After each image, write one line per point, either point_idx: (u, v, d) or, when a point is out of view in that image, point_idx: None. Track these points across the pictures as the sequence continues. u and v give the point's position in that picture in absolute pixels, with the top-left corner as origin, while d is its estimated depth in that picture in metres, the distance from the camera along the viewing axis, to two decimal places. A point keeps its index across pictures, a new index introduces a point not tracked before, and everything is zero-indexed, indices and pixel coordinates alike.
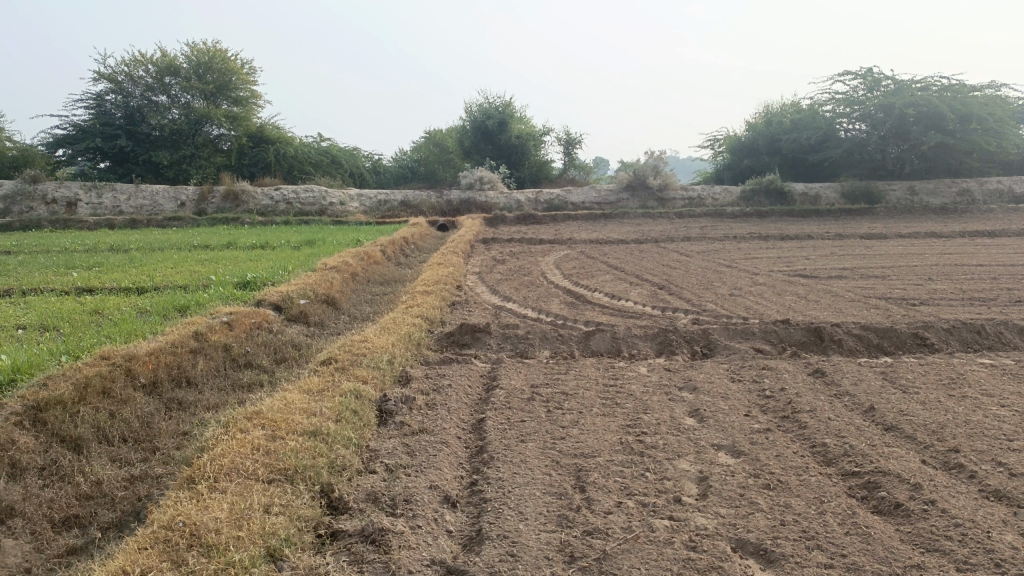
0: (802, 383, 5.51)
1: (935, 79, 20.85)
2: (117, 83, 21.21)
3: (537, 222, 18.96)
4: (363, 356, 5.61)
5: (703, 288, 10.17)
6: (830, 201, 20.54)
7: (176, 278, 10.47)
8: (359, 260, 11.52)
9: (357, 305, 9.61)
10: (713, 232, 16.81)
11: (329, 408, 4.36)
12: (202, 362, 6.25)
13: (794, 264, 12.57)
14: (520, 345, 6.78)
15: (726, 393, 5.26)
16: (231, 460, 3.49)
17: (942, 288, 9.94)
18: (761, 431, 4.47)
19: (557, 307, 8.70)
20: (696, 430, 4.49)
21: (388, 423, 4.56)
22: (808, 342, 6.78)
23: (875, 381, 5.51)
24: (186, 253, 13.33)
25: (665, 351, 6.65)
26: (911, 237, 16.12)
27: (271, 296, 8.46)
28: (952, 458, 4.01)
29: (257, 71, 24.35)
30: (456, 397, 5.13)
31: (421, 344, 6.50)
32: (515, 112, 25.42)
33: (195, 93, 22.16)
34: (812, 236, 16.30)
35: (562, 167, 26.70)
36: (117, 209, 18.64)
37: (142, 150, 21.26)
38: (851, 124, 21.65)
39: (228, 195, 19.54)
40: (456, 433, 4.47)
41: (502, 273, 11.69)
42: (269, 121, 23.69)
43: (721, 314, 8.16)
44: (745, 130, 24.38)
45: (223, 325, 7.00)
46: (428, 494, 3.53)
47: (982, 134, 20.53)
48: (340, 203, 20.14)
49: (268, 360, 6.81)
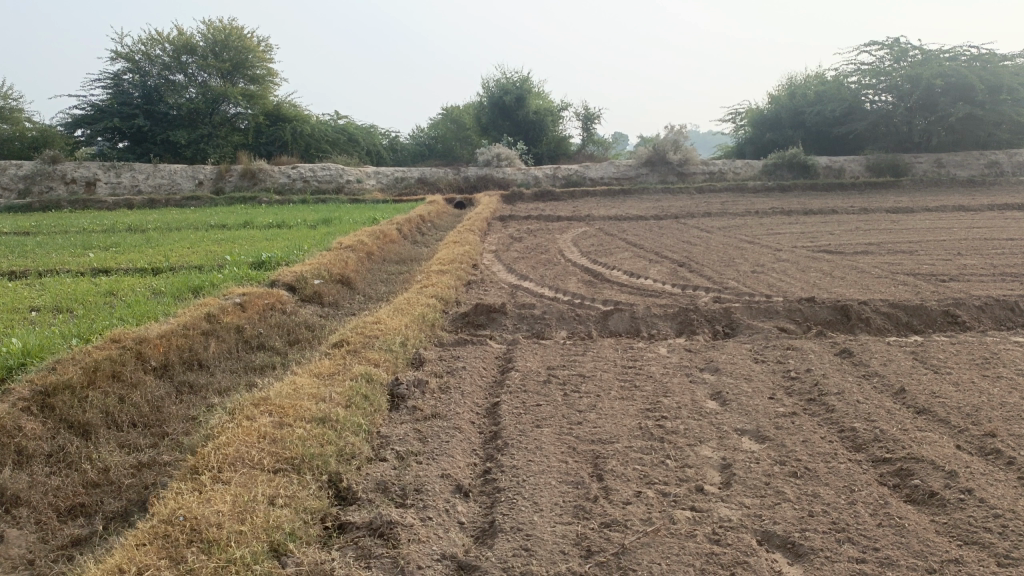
0: (828, 363, 5.32)
1: (965, 49, 20.25)
2: (134, 62, 21.16)
3: (555, 198, 18.75)
4: (375, 338, 5.49)
5: (725, 265, 9.95)
6: (854, 173, 20.12)
7: (192, 258, 10.41)
8: (375, 239, 11.40)
9: (372, 285, 9.50)
10: (734, 207, 16.50)
11: (338, 394, 4.24)
12: (214, 344, 6.18)
13: (818, 240, 12.29)
14: (537, 325, 6.63)
15: (749, 374, 5.08)
16: (237, 449, 3.39)
17: (972, 264, 9.64)
18: (786, 416, 4.29)
19: (575, 286, 8.53)
20: (718, 414, 4.33)
21: (400, 408, 4.44)
22: (834, 321, 6.57)
23: (905, 361, 5.31)
24: (203, 233, 13.29)
25: (685, 331, 6.47)
26: (939, 210, 15.73)
27: (285, 276, 8.37)
28: (989, 443, 3.81)
29: (273, 48, 24.17)
30: (470, 380, 5.00)
31: (435, 325, 6.37)
32: (533, 88, 25.08)
33: (212, 72, 22.06)
34: (836, 211, 15.96)
35: (581, 143, 26.36)
36: (135, 188, 18.67)
37: (160, 130, 21.22)
38: (877, 95, 21.11)
39: (245, 173, 19.47)
40: (470, 418, 4.35)
41: (519, 251, 11.53)
42: (286, 99, 23.54)
43: (743, 292, 7.96)
44: (767, 103, 23.91)
45: (235, 306, 6.90)
46: (440, 483, 3.41)
47: (1012, 105, 19.98)
48: (356, 180, 20.05)
49: (282, 341, 6.71)
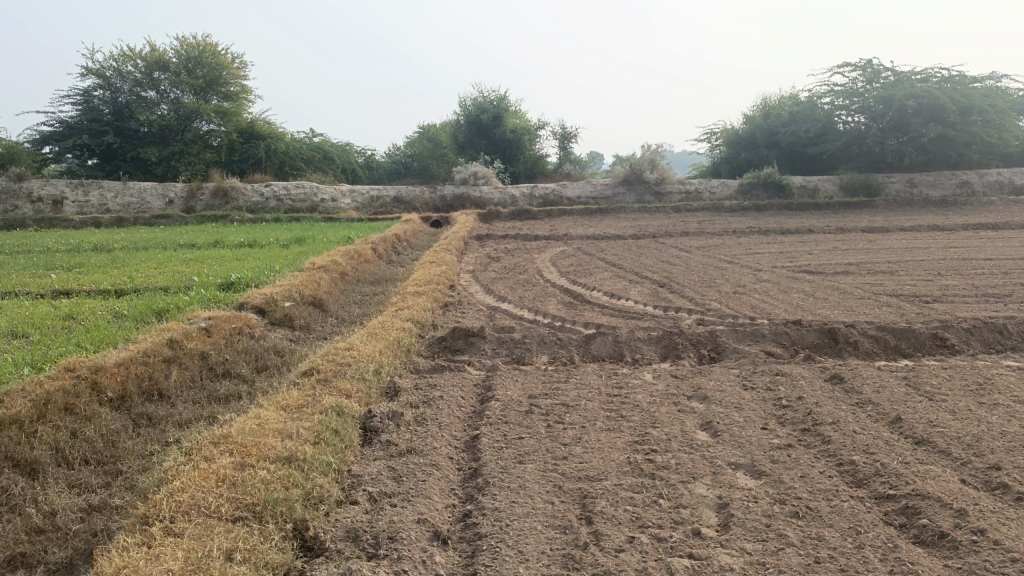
0: (820, 390, 5.12)
1: (936, 70, 20.45)
2: (105, 79, 20.70)
3: (533, 217, 18.58)
4: (347, 366, 5.21)
5: (706, 286, 9.79)
6: (829, 193, 20.17)
7: (159, 279, 10.05)
8: (349, 259, 11.11)
9: (346, 307, 9.21)
10: (711, 227, 16.43)
11: (306, 429, 3.95)
12: (175, 372, 5.87)
13: (797, 260, 12.19)
14: (517, 349, 6.38)
15: (739, 403, 4.87)
16: (193, 496, 3.10)
17: (953, 284, 9.56)
18: (781, 448, 4.08)
19: (555, 308, 8.31)
20: (710, 447, 4.10)
21: (373, 443, 4.16)
22: (822, 344, 6.39)
23: (898, 388, 5.12)
24: (171, 252, 12.88)
25: (670, 356, 6.27)
26: (914, 230, 15.77)
27: (254, 298, 8.05)
28: (995, 476, 3.61)
29: (247, 65, 23.84)
30: (447, 411, 4.74)
31: (411, 350, 6.10)
32: (510, 106, 24.97)
33: (185, 88, 21.66)
34: (813, 230, 15.93)
35: (557, 162, 26.26)
36: (104, 207, 18.20)
37: (130, 147, 20.75)
38: (850, 116, 21.27)
39: (217, 192, 19.09)
40: (449, 454, 4.08)
41: (498, 271, 11.29)
42: (260, 116, 23.18)
43: (726, 314, 7.78)
44: (742, 123, 24.00)
45: (200, 331, 6.59)
46: (416, 530, 3.15)
47: (982, 125, 20.14)
48: (331, 199, 19.69)
49: (249, 368, 6.40)
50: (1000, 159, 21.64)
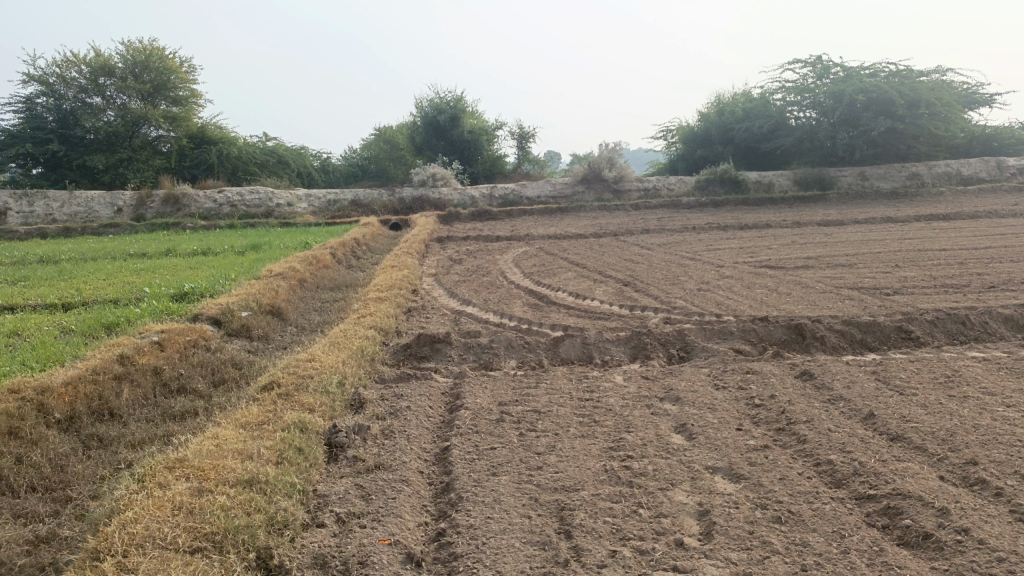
0: (792, 387, 5.08)
1: (883, 65, 20.82)
2: (48, 85, 20.04)
3: (493, 217, 18.44)
4: (310, 378, 5.01)
5: (670, 283, 9.76)
6: (784, 188, 20.42)
7: (109, 291, 9.68)
8: (307, 265, 10.85)
9: (305, 315, 8.96)
10: (671, 224, 16.48)
11: (267, 448, 3.75)
12: (127, 390, 5.62)
13: (758, 255, 12.25)
14: (484, 355, 6.23)
15: (712, 403, 4.80)
16: (147, 528, 2.90)
17: (912, 276, 9.68)
18: (757, 450, 4.01)
19: (520, 310, 8.18)
20: (686, 451, 4.01)
21: (339, 460, 3.99)
22: (789, 341, 6.37)
23: (869, 383, 5.11)
24: (121, 263, 12.46)
25: (639, 357, 6.19)
26: (868, 223, 16.01)
27: (209, 309, 7.78)
28: (973, 472, 3.60)
29: (196, 69, 23.27)
30: (416, 423, 4.58)
31: (375, 359, 5.92)
32: (467, 107, 24.82)
33: (132, 94, 21.05)
34: (771, 225, 16.07)
35: (516, 162, 26.15)
36: (49, 217, 17.58)
37: (76, 155, 20.10)
38: (801, 112, 21.61)
39: (168, 198, 18.57)
40: (419, 468, 3.93)
41: (460, 274, 11.13)
42: (211, 121, 22.65)
43: (692, 312, 7.74)
44: (697, 120, 24.21)
45: (152, 346, 6.33)
46: (388, 553, 3.00)
47: (929, 118, 20.50)
48: (287, 204, 19.31)
49: (206, 383, 6.16)
50: (948, 150, 22.12)
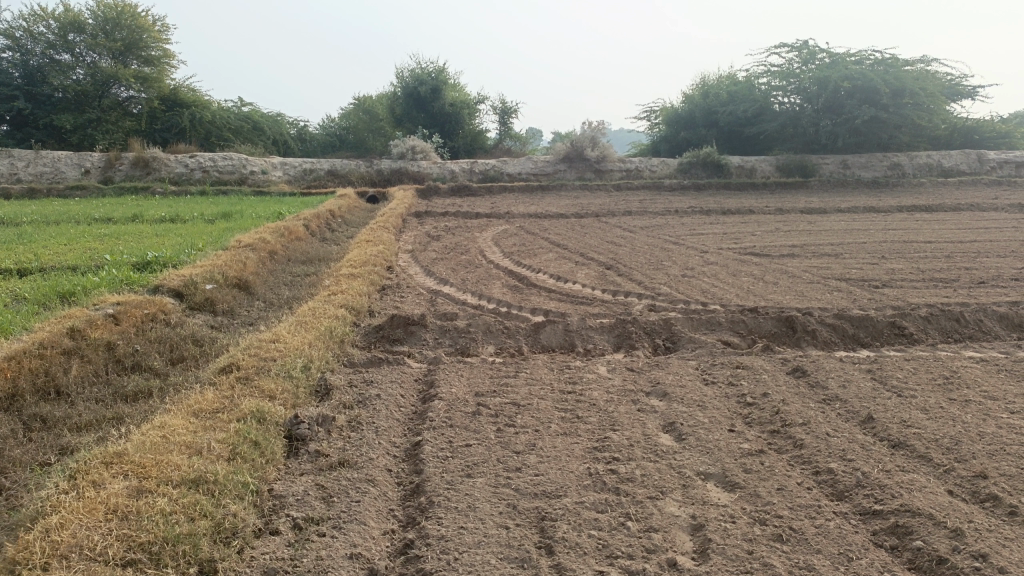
0: (785, 385, 4.81)
1: (870, 52, 20.61)
2: (14, 39, 19.21)
3: (473, 193, 18.04)
4: (272, 361, 4.66)
5: (653, 268, 9.47)
6: (765, 173, 20.22)
7: (68, 257, 9.20)
8: (279, 237, 10.42)
9: (274, 289, 8.56)
10: (653, 206, 16.22)
11: (220, 441, 3.41)
12: (76, 367, 5.24)
13: (742, 241, 12.03)
14: (460, 340, 5.90)
15: (702, 400, 4.51)
16: (74, 535, 2.56)
17: (899, 268, 9.49)
18: (752, 455, 3.73)
19: (499, 292, 7.86)
20: (676, 454, 3.72)
21: (299, 455, 3.66)
22: (779, 334, 6.10)
23: (866, 383, 4.86)
24: (84, 227, 11.94)
25: (623, 346, 5.90)
26: (850, 212, 15.87)
27: (171, 281, 7.35)
28: (983, 487, 3.37)
29: (170, 29, 22.43)
30: (385, 414, 4.25)
31: (344, 341, 5.56)
32: (449, 79, 24.28)
33: (102, 52, 20.18)
34: (753, 211, 15.86)
35: (497, 138, 25.67)
36: (14, 176, 16.90)
37: (43, 113, 19.32)
38: (786, 97, 21.40)
39: (138, 161, 17.93)
40: (386, 466, 3.61)
41: (438, 251, 10.77)
42: (184, 83, 21.88)
43: (677, 299, 7.46)
44: (682, 102, 23.87)
45: (107, 318, 5.92)
46: (348, 569, 2.69)
47: (913, 108, 20.33)
48: (262, 171, 18.73)
49: (162, 361, 5.77)
50: (929, 142, 22.02)
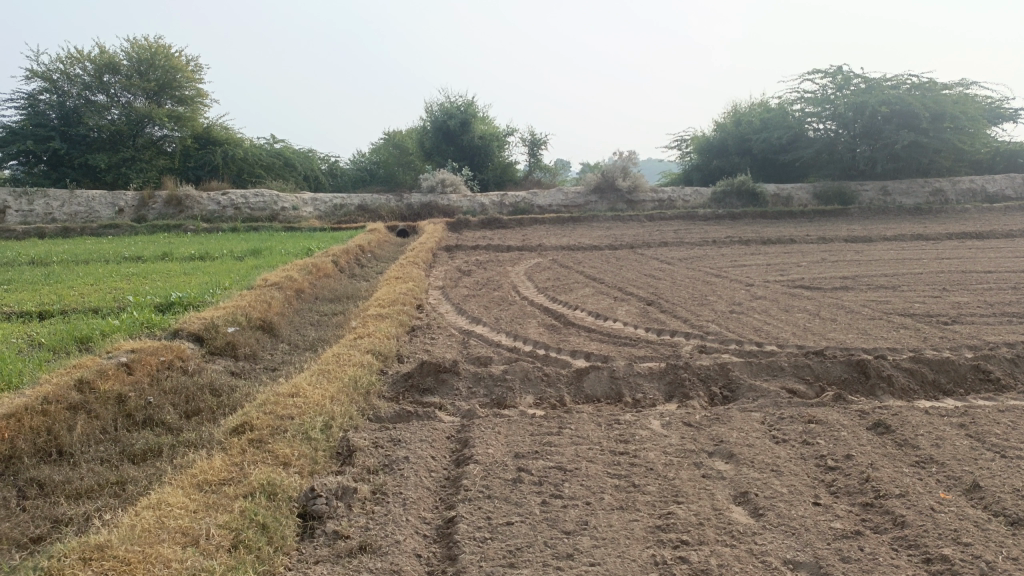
0: (870, 443, 4.21)
1: (907, 76, 19.84)
2: (51, 82, 19.39)
3: (503, 226, 17.63)
4: (290, 420, 4.19)
5: (698, 304, 8.90)
6: (803, 201, 19.53)
7: (91, 298, 8.91)
8: (306, 274, 10.06)
9: (299, 330, 8.16)
10: (689, 236, 15.66)
11: (222, 527, 2.94)
12: (81, 425, 4.81)
13: (788, 273, 11.41)
14: (496, 389, 5.38)
15: (775, 463, 3.94)
16: None
17: (964, 302, 8.81)
18: (847, 538, 3.15)
19: (536, 333, 7.35)
20: (756, 535, 3.16)
21: (315, 537, 3.17)
22: (850, 380, 5.49)
23: (962, 440, 4.24)
24: (113, 266, 11.72)
25: (677, 395, 5.33)
26: (897, 240, 15.14)
27: (191, 325, 6.98)
28: None
29: (202, 69, 22.48)
30: (415, 482, 3.74)
31: (370, 392, 5.09)
32: (478, 112, 24.05)
33: (137, 92, 20.29)
34: (795, 240, 15.19)
35: (527, 170, 25.37)
36: (48, 216, 16.88)
37: (78, 153, 19.38)
38: (821, 123, 20.67)
39: (170, 199, 17.83)
40: (415, 550, 3.10)
41: (469, 287, 10.31)
42: (217, 121, 21.89)
43: (729, 339, 6.88)
44: (714, 130, 23.33)
45: (119, 367, 5.51)
46: None
47: (955, 132, 19.59)
48: (292, 207, 18.51)
49: (176, 414, 5.33)
50: (971, 166, 21.21)
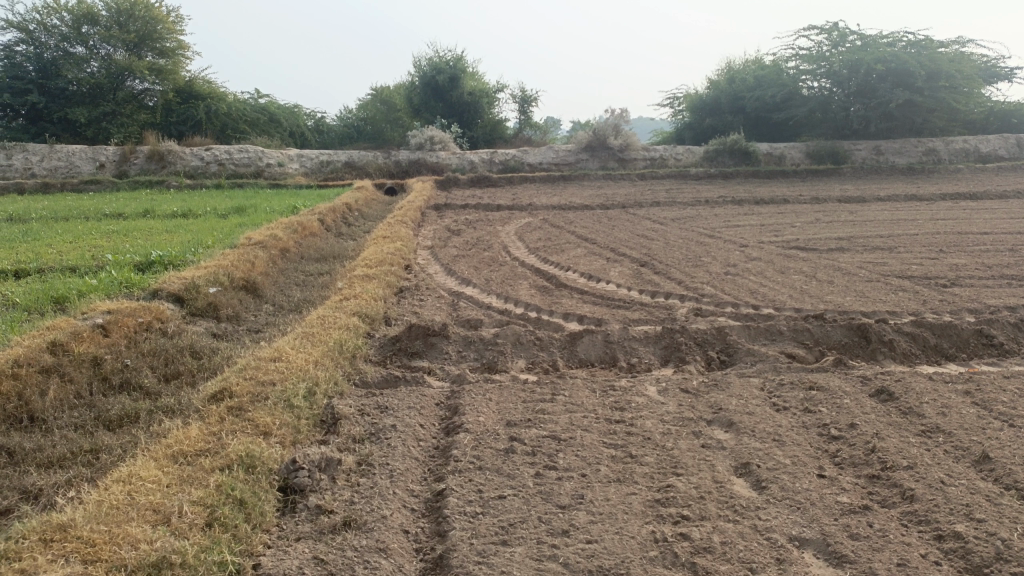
0: (873, 411, 4.07)
1: (903, 34, 19.48)
2: (27, 32, 18.76)
3: (493, 184, 17.33)
4: (271, 387, 4.00)
5: (693, 265, 8.71)
6: (795, 160, 19.29)
7: (69, 256, 8.63)
8: (291, 233, 9.80)
9: (284, 290, 7.93)
10: (682, 196, 15.41)
11: (195, 504, 2.76)
12: (54, 390, 4.60)
13: (782, 233, 11.23)
14: (487, 353, 5.20)
15: (778, 432, 3.79)
16: None
17: (961, 263, 8.66)
18: (855, 512, 3.01)
19: (527, 294, 7.16)
20: (760, 509, 3.02)
21: (296, 512, 3.01)
22: (851, 345, 5.34)
23: (968, 408, 4.11)
24: (93, 223, 11.39)
25: (673, 360, 5.18)
26: (891, 200, 14.96)
27: (171, 285, 6.74)
28: None
29: (183, 20, 21.78)
30: (402, 451, 3.58)
31: (356, 356, 4.90)
32: (468, 67, 23.49)
33: (116, 44, 19.65)
34: (788, 200, 14.97)
35: (517, 127, 24.92)
36: (28, 171, 16.42)
37: (57, 107, 18.81)
38: (815, 81, 20.32)
39: (152, 154, 17.38)
40: (403, 526, 2.94)
41: (459, 247, 10.07)
42: (199, 74, 21.26)
43: (725, 302, 6.71)
44: (707, 87, 22.91)
45: (94, 330, 5.29)
46: None
47: (949, 91, 19.27)
48: (277, 163, 18.11)
49: (155, 378, 5.12)
50: (964, 126, 20.98)
